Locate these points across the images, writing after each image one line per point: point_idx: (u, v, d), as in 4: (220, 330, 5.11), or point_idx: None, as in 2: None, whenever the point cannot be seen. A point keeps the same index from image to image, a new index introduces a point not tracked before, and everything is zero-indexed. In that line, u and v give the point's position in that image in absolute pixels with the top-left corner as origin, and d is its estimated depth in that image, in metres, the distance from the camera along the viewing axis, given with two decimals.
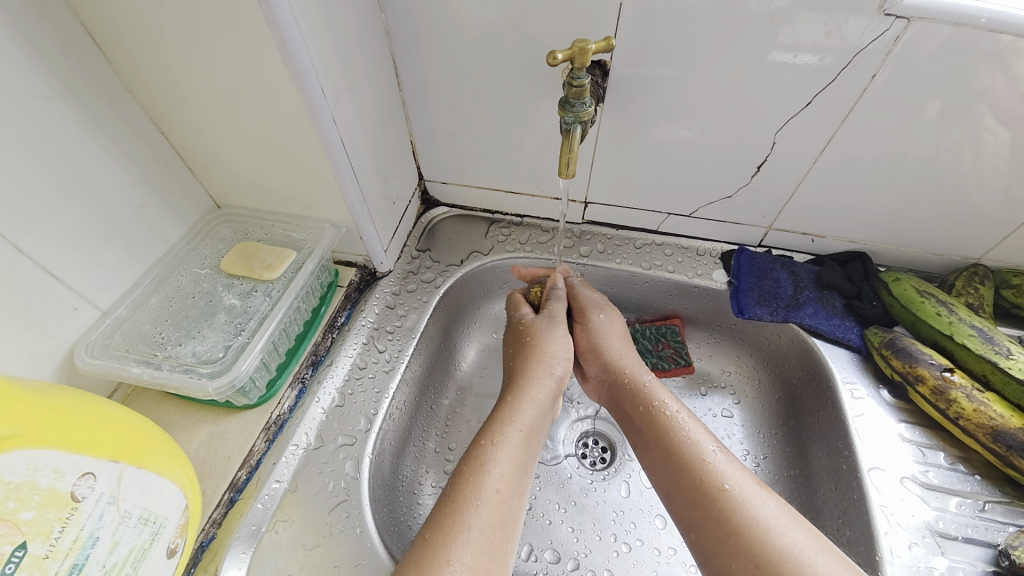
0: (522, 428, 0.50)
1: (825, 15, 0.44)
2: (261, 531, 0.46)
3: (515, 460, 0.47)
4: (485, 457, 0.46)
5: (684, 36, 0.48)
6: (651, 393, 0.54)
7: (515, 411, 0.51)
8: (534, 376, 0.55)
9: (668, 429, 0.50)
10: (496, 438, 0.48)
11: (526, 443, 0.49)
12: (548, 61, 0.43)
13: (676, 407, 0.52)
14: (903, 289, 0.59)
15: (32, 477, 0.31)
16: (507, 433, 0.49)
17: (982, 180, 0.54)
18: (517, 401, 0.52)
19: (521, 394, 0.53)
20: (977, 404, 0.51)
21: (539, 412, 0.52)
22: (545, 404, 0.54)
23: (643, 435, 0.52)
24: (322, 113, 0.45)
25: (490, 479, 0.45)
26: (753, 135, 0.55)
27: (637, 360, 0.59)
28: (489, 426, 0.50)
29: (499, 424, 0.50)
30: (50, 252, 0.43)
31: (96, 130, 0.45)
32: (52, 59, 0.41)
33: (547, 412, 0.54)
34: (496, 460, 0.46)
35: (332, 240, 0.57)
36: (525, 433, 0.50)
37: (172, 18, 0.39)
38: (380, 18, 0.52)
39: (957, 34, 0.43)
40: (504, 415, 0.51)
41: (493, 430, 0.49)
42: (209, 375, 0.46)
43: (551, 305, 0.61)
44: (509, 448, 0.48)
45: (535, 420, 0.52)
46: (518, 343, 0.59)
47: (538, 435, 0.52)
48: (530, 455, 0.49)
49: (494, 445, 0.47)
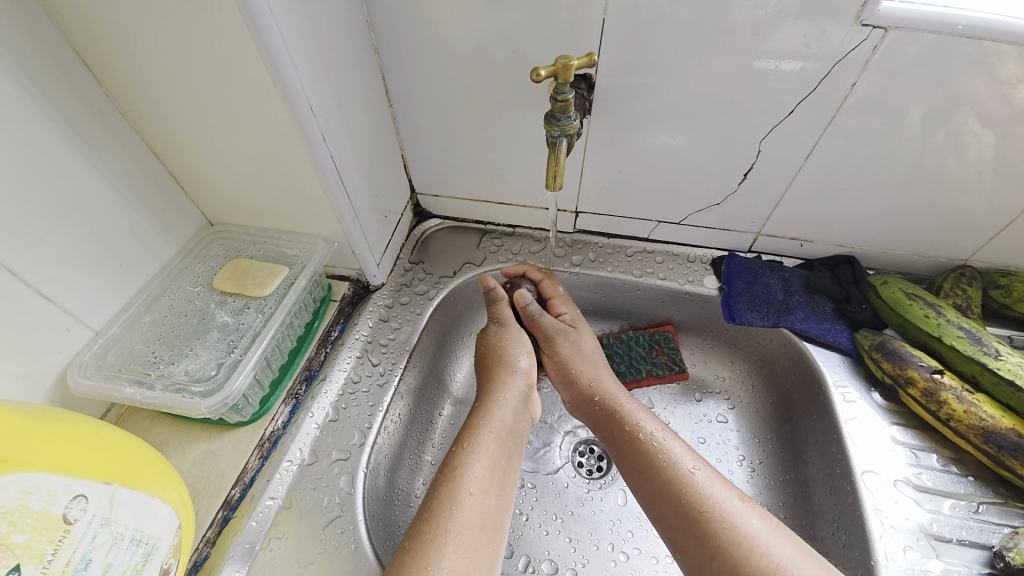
0: (496, 432, 0.50)
1: (806, 26, 0.45)
2: (256, 549, 0.46)
3: (490, 463, 0.47)
4: (458, 461, 0.47)
5: (668, 48, 0.49)
6: (627, 414, 0.54)
7: (486, 415, 0.51)
8: (499, 377, 0.55)
9: (647, 448, 0.50)
10: (471, 443, 0.48)
11: (501, 445, 0.49)
12: (532, 77, 0.44)
13: (654, 427, 0.52)
14: (891, 292, 0.60)
15: (25, 500, 0.31)
16: (479, 437, 0.49)
17: (967, 183, 0.55)
18: (487, 406, 0.52)
19: (491, 398, 0.53)
20: (967, 405, 0.52)
21: (512, 415, 0.53)
22: (514, 404, 0.54)
23: (622, 457, 0.51)
24: (311, 132, 0.46)
25: (466, 484, 0.45)
26: (740, 143, 0.56)
27: (610, 378, 0.59)
28: (461, 432, 0.50)
29: (473, 429, 0.50)
30: (42, 274, 0.43)
31: (88, 153, 0.46)
32: (45, 84, 0.41)
33: (521, 413, 0.54)
34: (471, 463, 0.46)
35: (324, 255, 0.58)
36: (497, 434, 0.50)
37: (162, 40, 0.40)
38: (370, 36, 0.53)
39: (937, 41, 0.44)
40: (476, 419, 0.51)
41: (466, 436, 0.49)
42: (202, 393, 0.47)
43: (498, 312, 0.61)
44: (484, 451, 0.48)
45: (510, 423, 0.52)
46: (482, 357, 0.59)
47: (517, 438, 0.52)
48: (509, 459, 0.49)
49: (468, 450, 0.48)
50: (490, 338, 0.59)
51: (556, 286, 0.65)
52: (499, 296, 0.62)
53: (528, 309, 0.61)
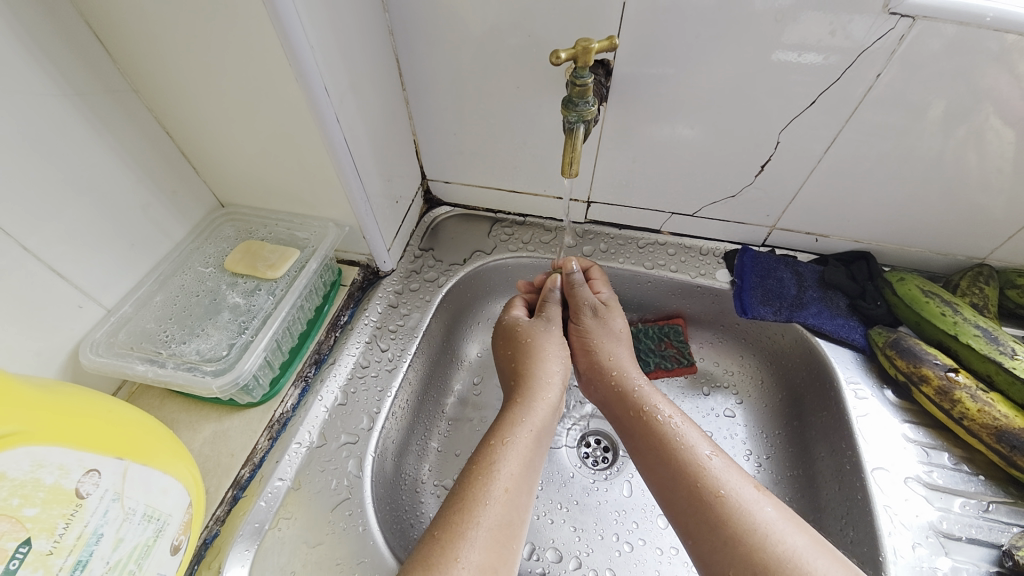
0: (532, 428, 0.49)
1: (830, 14, 0.44)
2: (265, 529, 0.46)
3: (524, 459, 0.46)
4: (493, 457, 0.45)
5: (687, 36, 0.48)
6: (643, 397, 0.53)
7: (522, 412, 0.50)
8: (536, 376, 0.54)
9: (664, 433, 0.49)
10: (505, 438, 0.47)
11: (536, 443, 0.48)
12: (551, 61, 0.43)
13: (670, 412, 0.51)
14: (907, 289, 0.59)
15: (36, 473, 0.31)
16: (516, 432, 0.48)
17: (986, 180, 0.54)
18: (526, 402, 0.51)
19: (529, 395, 0.52)
20: (981, 404, 0.51)
21: (547, 411, 0.51)
22: (555, 405, 0.53)
23: (637, 441, 0.51)
24: (325, 112, 0.46)
25: (500, 479, 0.44)
26: (757, 135, 0.55)
27: (630, 361, 0.58)
28: (497, 426, 0.49)
29: (510, 424, 0.49)
30: (54, 250, 0.43)
31: (101, 130, 0.45)
32: (59, 59, 0.41)
33: (557, 412, 0.53)
34: (505, 459, 0.45)
35: (335, 239, 0.57)
36: (535, 432, 0.49)
37: (176, 16, 0.40)
38: (385, 17, 0.53)
39: (963, 33, 0.43)
40: (514, 415, 0.50)
41: (502, 430, 0.48)
42: (213, 373, 0.47)
43: (546, 309, 0.60)
44: (519, 447, 0.47)
45: (546, 421, 0.51)
46: (514, 345, 0.58)
47: (548, 436, 0.51)
48: (540, 456, 0.49)
49: (504, 444, 0.46)
50: (533, 330, 0.58)
51: (602, 273, 0.66)
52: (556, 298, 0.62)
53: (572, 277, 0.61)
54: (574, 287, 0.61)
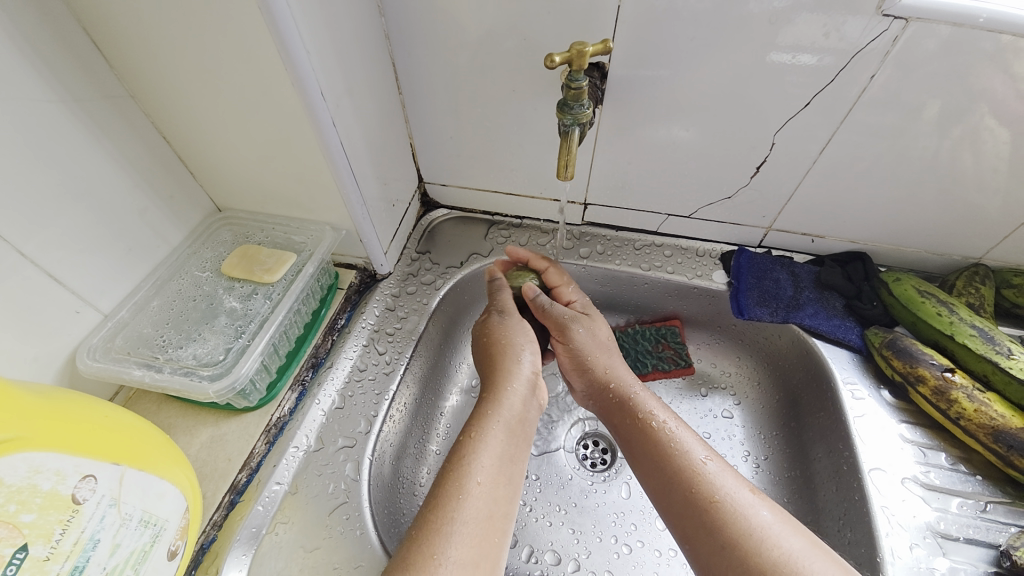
0: (503, 421, 0.49)
1: (824, 16, 0.44)
2: (262, 534, 0.46)
3: (499, 453, 0.46)
4: (465, 452, 0.45)
5: (682, 38, 0.48)
6: (639, 403, 0.53)
7: (494, 405, 0.50)
8: (505, 368, 0.53)
9: (659, 438, 0.49)
10: (476, 433, 0.47)
11: (507, 435, 0.48)
12: (545, 64, 0.43)
13: (665, 417, 0.51)
14: (904, 289, 0.59)
15: (33, 479, 0.30)
16: (487, 426, 0.48)
17: (982, 180, 0.54)
18: (494, 395, 0.51)
19: (498, 388, 0.52)
20: (978, 403, 0.51)
21: (521, 403, 0.51)
22: (525, 395, 0.52)
23: (634, 447, 0.51)
24: (321, 117, 0.46)
25: (474, 473, 0.43)
26: (752, 136, 0.56)
27: (625, 369, 0.58)
28: (467, 422, 0.48)
29: (479, 419, 0.49)
30: (52, 256, 0.43)
31: (98, 136, 0.46)
32: (56, 65, 0.41)
33: (529, 402, 0.52)
34: (480, 454, 0.45)
35: (332, 243, 0.57)
36: (505, 424, 0.48)
37: (171, 22, 0.40)
38: (380, 22, 0.53)
39: (957, 34, 0.43)
40: (483, 410, 0.49)
41: (473, 426, 0.48)
42: (210, 378, 0.47)
43: (498, 298, 0.61)
44: (492, 442, 0.46)
45: (518, 412, 0.50)
46: (482, 347, 0.57)
47: (524, 427, 0.51)
48: (516, 448, 0.48)
49: (474, 439, 0.46)
50: (489, 325, 0.58)
51: (562, 273, 0.64)
52: (503, 285, 0.62)
53: (537, 300, 0.60)
54: (535, 300, 0.60)
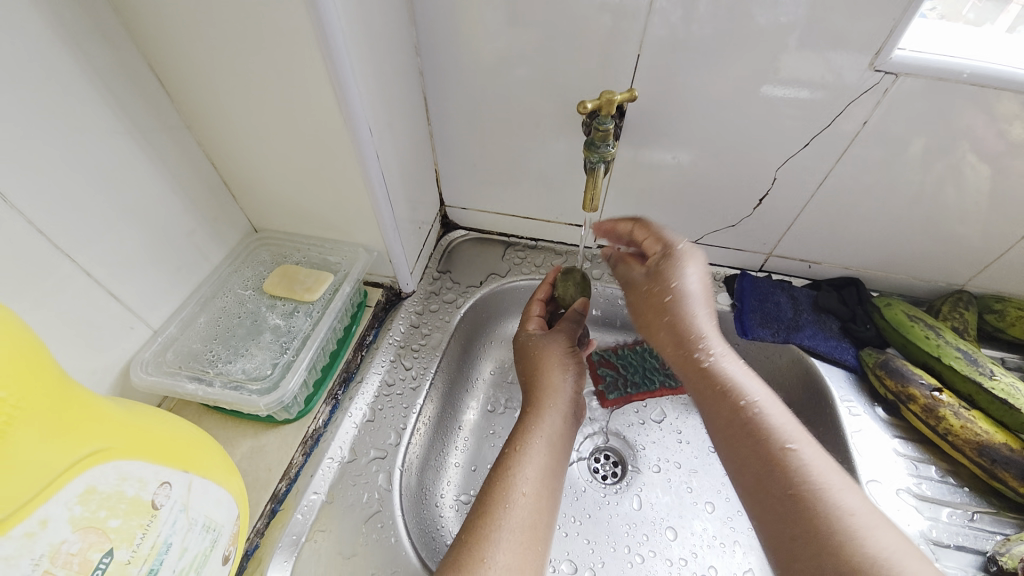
0: (545, 436, 0.52)
1: (822, 68, 0.50)
2: (301, 541, 0.48)
3: (543, 467, 0.49)
4: (511, 462, 0.49)
5: (695, 82, 0.53)
6: (721, 366, 0.46)
7: (537, 420, 0.53)
8: (549, 386, 0.56)
9: (747, 414, 0.43)
10: (520, 445, 0.50)
11: (549, 449, 0.51)
12: (579, 109, 0.48)
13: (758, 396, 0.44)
14: (894, 313, 0.64)
15: (121, 486, 0.33)
16: (530, 440, 0.51)
17: (963, 213, 0.59)
18: (537, 411, 0.54)
19: (540, 404, 0.55)
20: (963, 421, 0.56)
21: (562, 421, 0.54)
22: (565, 412, 0.55)
23: (697, 385, 0.47)
24: (368, 150, 0.49)
25: (519, 484, 0.46)
26: (756, 171, 0.61)
27: (711, 322, 0.49)
28: (513, 435, 0.52)
29: (523, 433, 0.52)
30: (111, 274, 0.46)
31: (156, 162, 0.49)
32: (125, 99, 0.45)
33: (568, 421, 0.55)
34: (524, 465, 0.48)
35: (366, 263, 0.61)
36: (546, 438, 0.52)
37: (239, 63, 0.44)
38: (417, 60, 0.57)
39: (939, 85, 0.48)
40: (526, 424, 0.53)
41: (517, 439, 0.51)
42: (259, 391, 0.50)
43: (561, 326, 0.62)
44: (535, 455, 0.50)
45: (558, 428, 0.53)
46: (528, 361, 0.60)
47: (563, 444, 0.53)
48: (557, 463, 0.51)
49: (518, 451, 0.50)
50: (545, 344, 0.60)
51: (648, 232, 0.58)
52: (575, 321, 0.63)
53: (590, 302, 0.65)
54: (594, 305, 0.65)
